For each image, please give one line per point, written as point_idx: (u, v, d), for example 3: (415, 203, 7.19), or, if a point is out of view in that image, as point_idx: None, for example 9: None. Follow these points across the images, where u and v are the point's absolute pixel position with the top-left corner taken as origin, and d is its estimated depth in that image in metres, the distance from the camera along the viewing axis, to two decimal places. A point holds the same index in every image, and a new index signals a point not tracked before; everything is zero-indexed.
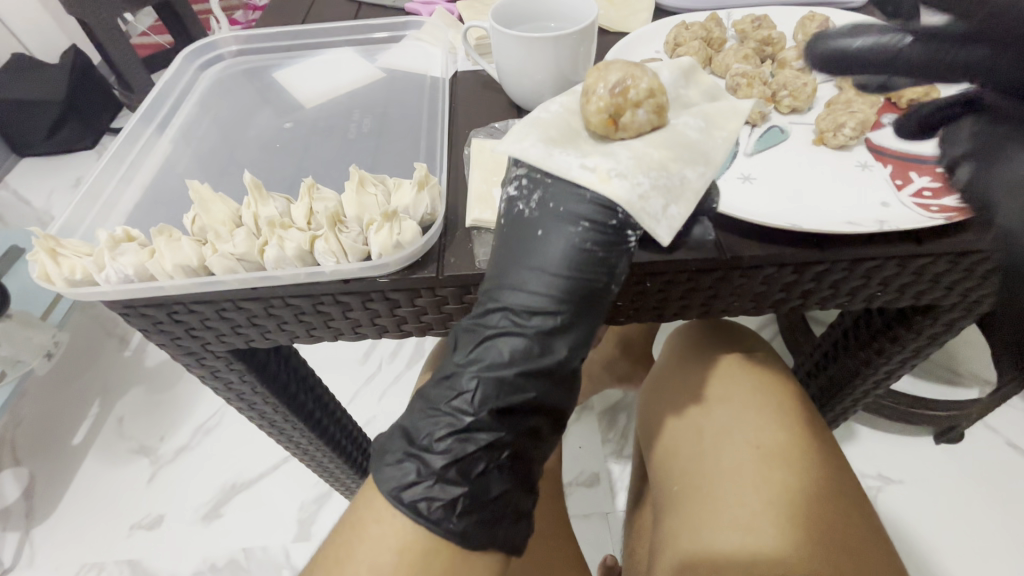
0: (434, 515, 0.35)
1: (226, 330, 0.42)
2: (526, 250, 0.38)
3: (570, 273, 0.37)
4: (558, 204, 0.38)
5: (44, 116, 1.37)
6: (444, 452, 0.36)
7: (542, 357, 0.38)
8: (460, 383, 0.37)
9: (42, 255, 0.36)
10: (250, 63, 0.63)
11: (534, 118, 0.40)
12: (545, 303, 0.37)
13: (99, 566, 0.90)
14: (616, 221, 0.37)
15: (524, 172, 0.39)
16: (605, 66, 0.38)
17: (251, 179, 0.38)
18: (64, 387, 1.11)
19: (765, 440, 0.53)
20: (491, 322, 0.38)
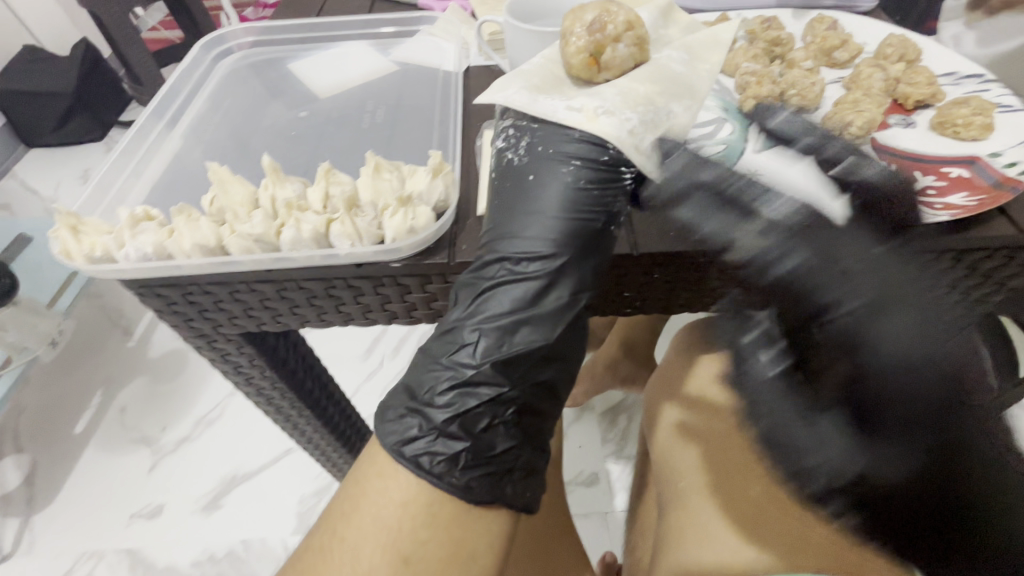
0: (437, 468, 0.35)
1: (239, 313, 0.43)
2: (521, 195, 0.40)
3: (566, 213, 0.40)
4: (547, 147, 0.41)
5: (53, 107, 1.38)
6: (446, 405, 0.36)
7: (546, 297, 0.39)
8: (462, 335, 0.38)
9: (64, 232, 0.37)
10: (265, 54, 0.64)
11: (518, 70, 0.44)
12: (543, 247, 0.39)
13: (98, 555, 0.91)
14: (607, 156, 0.41)
15: (511, 124, 0.43)
16: (580, 10, 0.43)
17: (269, 162, 0.39)
18: (67, 376, 1.11)
19: None
20: (490, 274, 0.39)
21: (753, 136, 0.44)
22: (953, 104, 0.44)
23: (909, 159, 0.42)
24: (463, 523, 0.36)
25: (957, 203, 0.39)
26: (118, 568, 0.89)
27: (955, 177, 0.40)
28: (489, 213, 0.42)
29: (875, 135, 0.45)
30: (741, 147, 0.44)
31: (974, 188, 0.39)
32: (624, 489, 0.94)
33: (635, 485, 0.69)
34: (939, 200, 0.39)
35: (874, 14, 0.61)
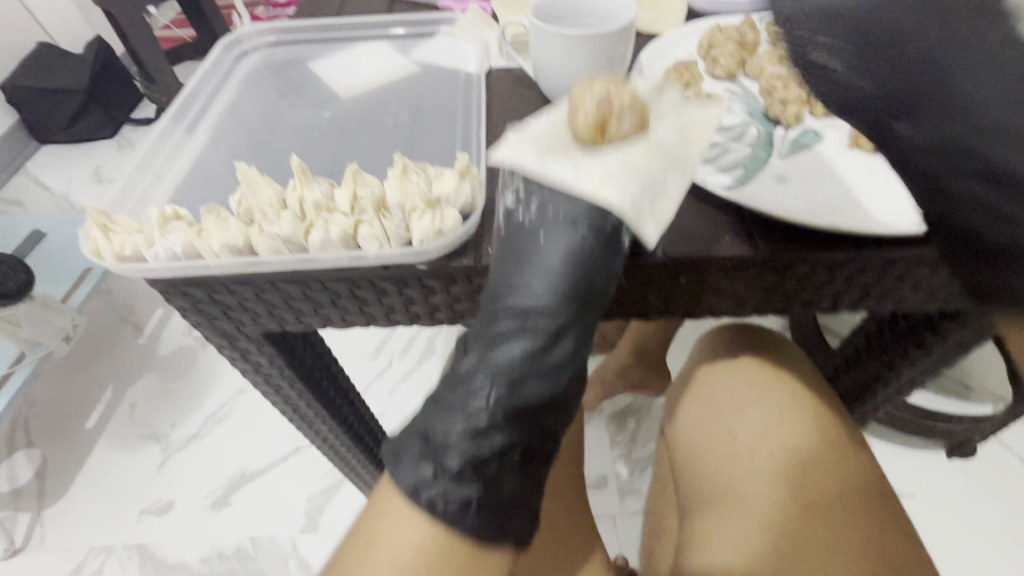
0: (450, 512, 0.35)
1: (262, 312, 0.43)
2: (528, 254, 0.38)
3: (570, 270, 0.37)
4: (555, 207, 0.38)
5: (67, 105, 1.39)
6: (462, 449, 0.35)
7: (548, 356, 0.37)
8: (476, 381, 0.37)
9: (94, 230, 0.38)
10: (283, 54, 0.64)
11: (526, 131, 0.41)
12: (550, 298, 0.37)
13: (108, 550, 0.91)
14: (610, 221, 0.37)
15: (521, 182, 0.39)
16: (589, 82, 0.40)
17: (298, 163, 0.39)
18: (78, 372, 1.12)
19: (793, 447, 0.54)
20: (501, 322, 0.37)
21: (778, 140, 0.47)
22: None
23: None
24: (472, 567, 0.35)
25: None
26: (127, 564, 0.90)
27: None
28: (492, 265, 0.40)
29: None
30: (766, 152, 0.46)
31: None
32: (633, 493, 0.93)
33: (652, 493, 0.68)
34: None
35: None
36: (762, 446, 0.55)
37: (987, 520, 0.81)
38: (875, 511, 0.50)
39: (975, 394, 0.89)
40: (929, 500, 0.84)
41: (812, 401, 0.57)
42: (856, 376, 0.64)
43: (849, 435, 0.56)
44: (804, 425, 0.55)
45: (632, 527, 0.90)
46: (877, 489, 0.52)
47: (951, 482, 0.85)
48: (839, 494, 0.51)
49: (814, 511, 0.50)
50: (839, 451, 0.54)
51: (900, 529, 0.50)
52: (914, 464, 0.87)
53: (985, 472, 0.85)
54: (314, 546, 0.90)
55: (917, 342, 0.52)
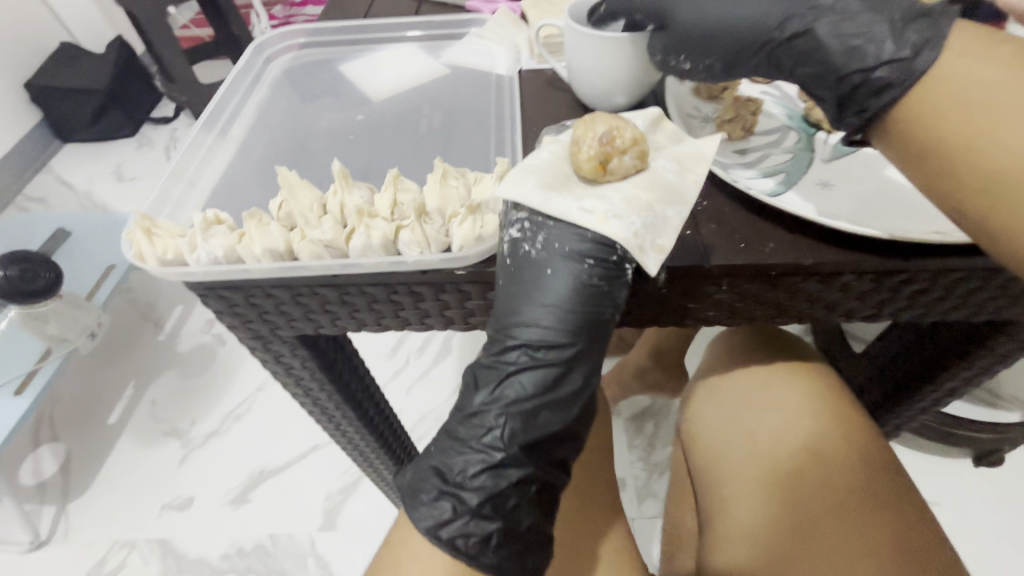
0: (471, 548, 0.37)
1: (298, 316, 0.43)
2: (532, 289, 0.37)
3: (574, 309, 0.37)
4: (562, 244, 0.37)
5: (90, 104, 1.41)
6: (477, 488, 0.37)
7: (558, 389, 0.38)
8: (488, 420, 0.37)
9: (138, 234, 0.38)
10: (311, 56, 0.64)
11: (527, 164, 0.39)
12: (556, 336, 0.37)
13: (131, 544, 0.92)
14: (616, 257, 0.37)
15: (526, 216, 0.38)
16: (591, 119, 0.39)
17: (340, 167, 0.39)
18: (100, 367, 1.14)
19: (801, 443, 0.54)
20: (510, 360, 0.38)
21: (821, 146, 0.46)
22: None
23: None
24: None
25: None
26: (150, 557, 0.91)
27: None
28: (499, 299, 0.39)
29: None
30: (808, 158, 0.45)
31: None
32: (653, 497, 0.92)
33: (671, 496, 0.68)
34: None
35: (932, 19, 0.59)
36: (778, 448, 0.54)
37: (1017, 530, 0.79)
38: (893, 503, 0.49)
39: (1003, 402, 0.88)
40: (956, 509, 0.82)
41: (823, 400, 0.57)
42: (889, 386, 0.63)
43: (873, 442, 0.54)
44: (822, 429, 0.55)
45: (651, 531, 0.89)
46: (910, 498, 0.50)
47: (980, 491, 0.83)
48: (851, 485, 0.50)
49: (823, 502, 0.49)
50: (861, 456, 0.53)
51: (935, 538, 0.47)
52: (942, 472, 0.85)
53: (1014, 481, 0.83)
54: (332, 544, 0.91)
55: (961, 353, 0.51)
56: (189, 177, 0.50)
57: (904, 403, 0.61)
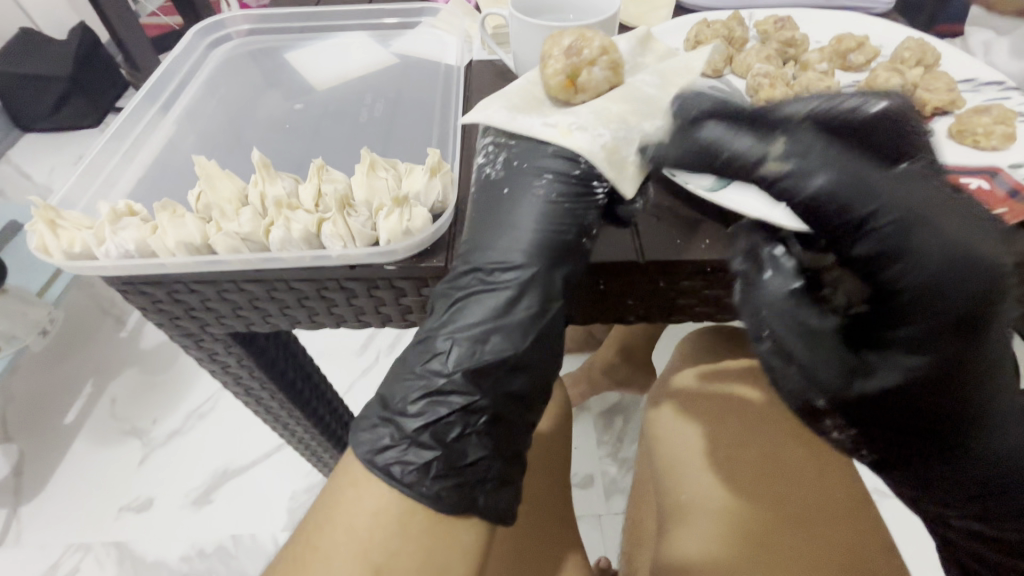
0: (408, 477, 0.34)
1: (227, 312, 0.41)
2: (493, 205, 0.40)
3: (532, 225, 0.39)
4: (523, 161, 0.40)
5: (48, 91, 1.35)
6: (417, 415, 0.36)
7: (510, 312, 0.38)
8: (435, 344, 0.37)
9: (41, 225, 0.36)
10: (259, 44, 0.62)
11: (503, 93, 0.44)
12: (512, 256, 0.38)
13: (86, 547, 0.89)
14: (579, 170, 0.40)
15: (492, 141, 0.42)
16: (558, 36, 0.42)
17: (260, 157, 0.37)
18: (57, 365, 1.10)
19: (776, 452, 0.51)
20: (461, 283, 0.38)
21: None
22: (972, 112, 0.43)
23: None
24: (438, 532, 0.34)
25: None
26: (105, 561, 0.88)
27: (976, 188, 0.39)
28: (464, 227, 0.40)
29: None
30: None
31: (996, 198, 0.38)
32: (621, 491, 0.92)
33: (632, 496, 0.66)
34: None
35: (889, 16, 0.59)
36: (744, 450, 0.51)
37: None
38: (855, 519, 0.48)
39: None
40: None
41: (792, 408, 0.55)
42: None
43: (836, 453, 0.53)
44: (794, 441, 0.52)
45: (618, 527, 0.89)
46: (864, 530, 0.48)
47: None
48: (818, 504, 0.49)
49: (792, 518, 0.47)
50: (827, 471, 0.51)
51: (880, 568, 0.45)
52: None
53: None
54: None
55: None
56: (128, 151, 0.49)
57: None
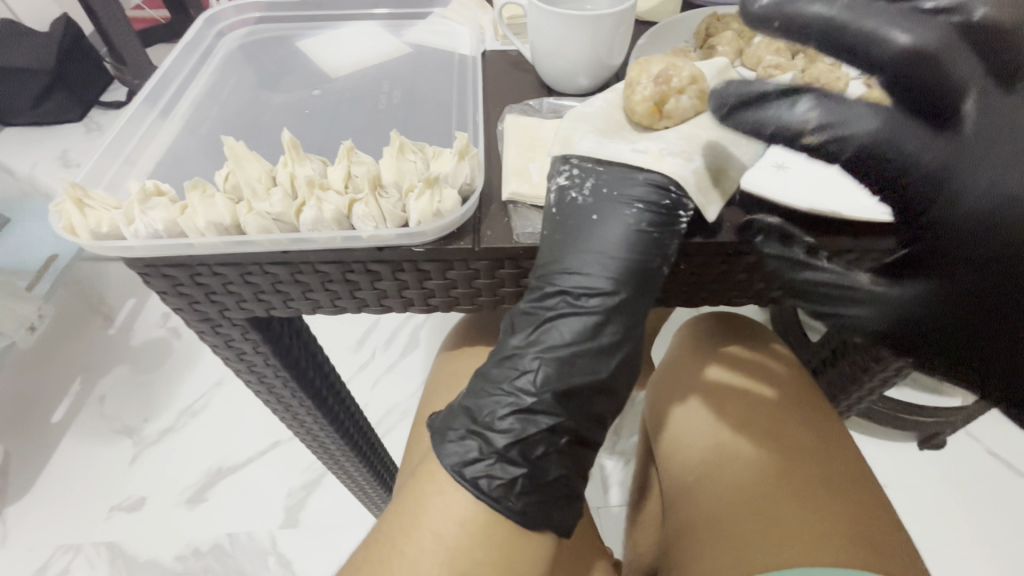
0: (494, 491, 0.36)
1: (248, 296, 0.41)
2: (582, 232, 0.39)
3: (623, 255, 0.38)
4: (612, 189, 0.39)
5: (27, 87, 1.21)
6: (507, 430, 0.37)
7: (597, 337, 0.38)
8: (523, 363, 0.38)
9: (69, 204, 0.36)
10: (267, 34, 0.62)
11: (578, 113, 0.42)
12: (602, 283, 0.38)
13: (76, 548, 0.87)
14: (668, 202, 0.38)
15: (575, 165, 0.40)
16: (646, 61, 0.41)
17: (290, 139, 0.38)
18: (42, 363, 1.06)
19: (777, 429, 0.51)
20: (550, 305, 0.39)
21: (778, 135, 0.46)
22: None
23: None
24: (518, 548, 0.36)
25: None
26: (96, 562, 0.86)
27: None
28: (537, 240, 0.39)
29: None
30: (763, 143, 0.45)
31: None
32: (618, 485, 0.92)
33: (636, 479, 0.68)
34: None
35: None
36: (757, 430, 0.52)
37: (959, 511, 0.81)
38: (866, 489, 0.48)
39: (947, 389, 0.91)
40: (906, 491, 0.84)
41: (792, 388, 0.55)
42: (842, 367, 0.64)
43: (836, 427, 0.53)
44: (790, 418, 0.52)
45: (616, 520, 0.89)
46: (880, 495, 0.48)
47: (926, 474, 0.85)
48: (823, 473, 0.48)
49: (799, 492, 0.47)
50: (826, 443, 0.51)
51: (893, 534, 0.45)
52: (892, 456, 0.87)
53: (959, 464, 0.86)
54: (294, 542, 0.87)
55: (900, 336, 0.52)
56: (127, 156, 0.47)
57: (843, 395, 0.65)
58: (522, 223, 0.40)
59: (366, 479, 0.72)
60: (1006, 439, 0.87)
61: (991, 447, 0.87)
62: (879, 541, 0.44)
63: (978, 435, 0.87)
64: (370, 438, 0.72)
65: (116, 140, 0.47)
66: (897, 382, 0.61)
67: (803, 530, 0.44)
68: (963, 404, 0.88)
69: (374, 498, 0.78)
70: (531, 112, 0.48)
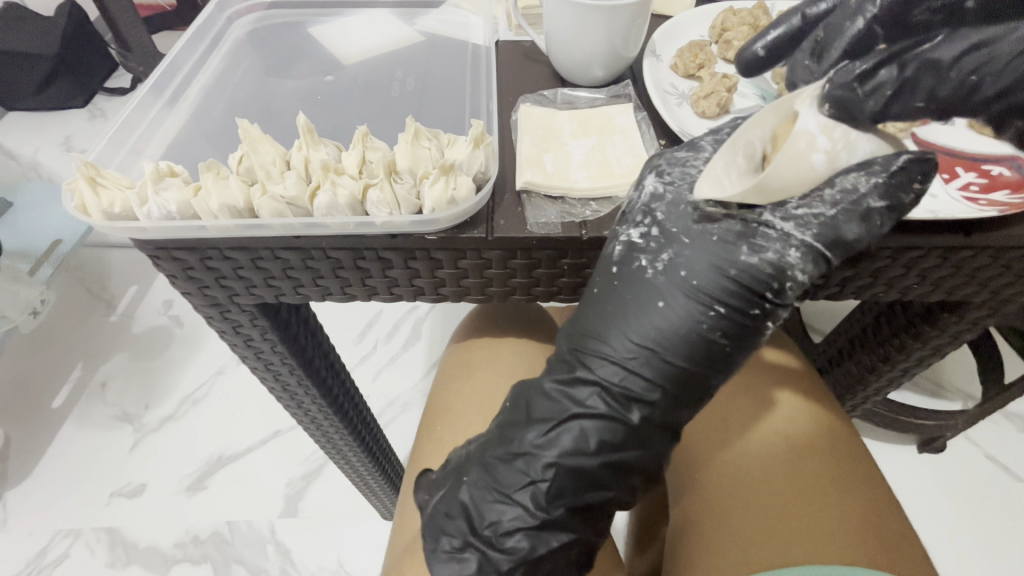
0: None
1: (258, 281, 0.41)
2: (639, 315, 0.36)
3: (679, 355, 0.35)
4: (688, 273, 0.35)
5: (32, 71, 1.20)
6: (508, 549, 0.37)
7: (627, 446, 0.36)
8: (535, 470, 0.36)
9: (82, 183, 0.36)
10: (283, 17, 0.61)
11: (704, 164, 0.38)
12: (644, 385, 0.36)
13: (75, 533, 0.87)
14: (755, 312, 0.35)
15: (658, 228, 0.37)
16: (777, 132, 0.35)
17: (305, 123, 0.39)
18: (43, 349, 1.06)
19: (797, 433, 0.51)
20: (580, 398, 0.36)
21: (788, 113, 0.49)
22: None
23: (951, 156, 0.44)
24: None
25: (1002, 199, 0.39)
26: (96, 547, 0.85)
27: (994, 174, 0.42)
28: (594, 311, 0.37)
29: (917, 130, 0.47)
30: None
31: (998, 180, 0.41)
32: None
33: None
34: (984, 197, 0.40)
35: None
36: (778, 443, 0.51)
37: (957, 518, 0.81)
38: (885, 501, 0.47)
39: (948, 393, 0.91)
40: (906, 495, 0.84)
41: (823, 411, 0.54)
42: (848, 366, 0.64)
43: (860, 447, 0.52)
44: (819, 439, 0.51)
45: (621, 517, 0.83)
46: (897, 507, 0.47)
47: (927, 477, 0.85)
48: (844, 486, 0.47)
49: (818, 503, 0.46)
50: (848, 458, 0.50)
51: (913, 546, 0.44)
52: (892, 460, 0.87)
53: (959, 470, 0.85)
54: (295, 532, 0.87)
55: (914, 334, 0.53)
56: (135, 143, 0.47)
57: (846, 398, 0.66)
58: (536, 212, 0.40)
59: (368, 469, 0.72)
60: (1006, 444, 0.87)
61: (991, 452, 0.87)
62: (887, 541, 0.44)
63: (977, 439, 0.87)
64: (374, 427, 0.72)
65: (125, 126, 0.47)
66: (901, 387, 0.62)
67: (813, 534, 0.44)
68: (964, 408, 0.88)
69: (375, 490, 0.78)
70: (544, 103, 0.49)
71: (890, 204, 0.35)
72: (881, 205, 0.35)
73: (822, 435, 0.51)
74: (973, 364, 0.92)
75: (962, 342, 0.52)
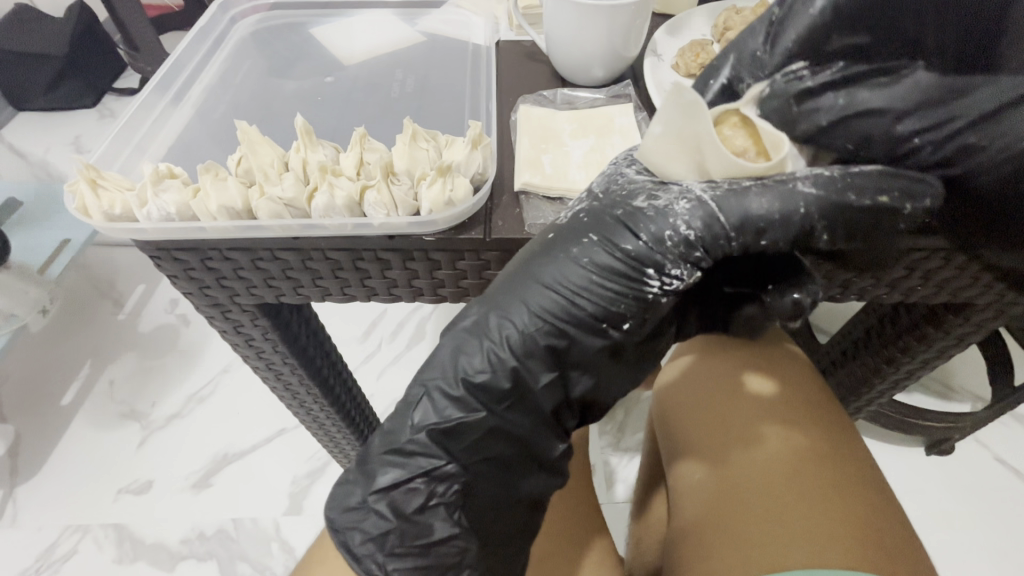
0: (361, 549, 0.37)
1: (258, 282, 0.41)
2: (529, 250, 0.38)
3: (561, 292, 0.36)
4: (586, 220, 0.38)
5: (43, 72, 1.21)
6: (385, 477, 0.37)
7: (509, 380, 0.36)
8: (418, 388, 0.37)
9: (83, 185, 0.36)
10: (286, 18, 0.61)
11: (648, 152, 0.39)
12: (522, 312, 0.36)
13: (83, 529, 0.88)
14: (639, 258, 0.35)
15: (588, 197, 0.39)
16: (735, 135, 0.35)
17: (303, 124, 0.39)
18: (53, 346, 1.07)
19: (797, 437, 0.50)
20: (462, 314, 0.38)
21: None
22: None
23: None
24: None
25: None
26: (103, 543, 0.86)
27: None
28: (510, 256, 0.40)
29: None
30: None
31: None
32: (622, 482, 0.86)
33: (642, 474, 0.68)
34: None
35: None
36: (769, 441, 0.51)
37: (965, 520, 0.80)
38: (893, 515, 0.46)
39: (957, 394, 0.90)
40: (913, 497, 0.83)
41: (806, 406, 0.54)
42: (850, 367, 0.64)
43: (862, 455, 0.50)
44: (805, 437, 0.51)
45: (623, 517, 0.83)
46: (908, 525, 0.46)
47: (934, 479, 0.84)
48: (847, 496, 0.46)
49: (817, 509, 0.45)
50: (838, 461, 0.49)
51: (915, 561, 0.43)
52: (898, 461, 0.86)
53: (967, 471, 0.84)
54: (299, 529, 0.87)
55: (918, 336, 0.52)
56: (139, 142, 0.47)
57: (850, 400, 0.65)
58: (533, 213, 0.40)
59: None
60: (1016, 446, 0.86)
61: (1000, 454, 0.86)
62: (896, 558, 0.42)
63: (987, 442, 0.86)
64: (374, 425, 0.72)
65: (129, 126, 0.47)
66: (905, 389, 0.61)
67: (813, 541, 0.43)
68: (972, 410, 0.87)
69: None
70: (544, 103, 0.48)
71: (825, 194, 0.35)
72: (809, 188, 0.35)
73: (822, 441, 0.50)
74: (982, 365, 0.91)
75: (967, 343, 0.51)
